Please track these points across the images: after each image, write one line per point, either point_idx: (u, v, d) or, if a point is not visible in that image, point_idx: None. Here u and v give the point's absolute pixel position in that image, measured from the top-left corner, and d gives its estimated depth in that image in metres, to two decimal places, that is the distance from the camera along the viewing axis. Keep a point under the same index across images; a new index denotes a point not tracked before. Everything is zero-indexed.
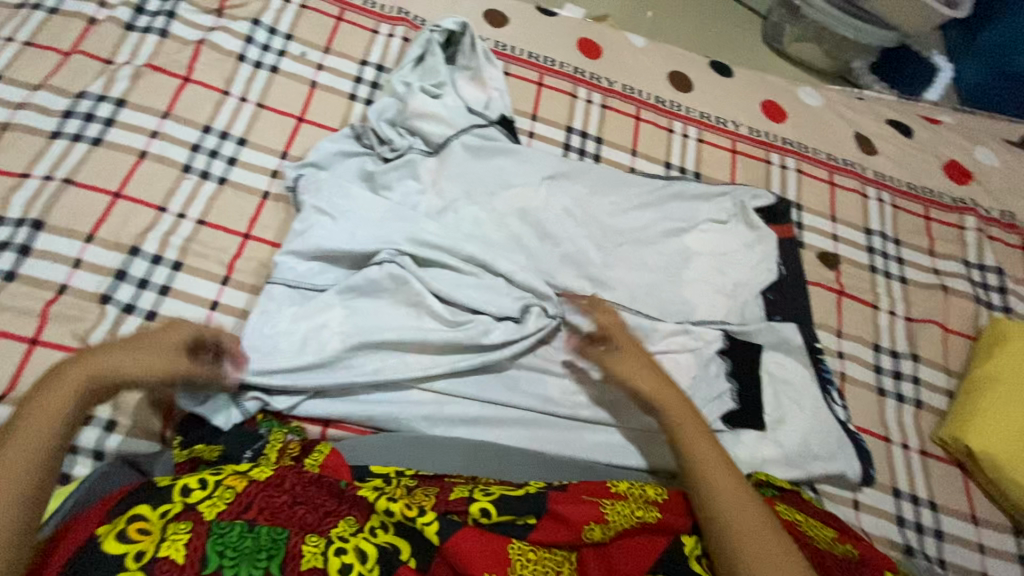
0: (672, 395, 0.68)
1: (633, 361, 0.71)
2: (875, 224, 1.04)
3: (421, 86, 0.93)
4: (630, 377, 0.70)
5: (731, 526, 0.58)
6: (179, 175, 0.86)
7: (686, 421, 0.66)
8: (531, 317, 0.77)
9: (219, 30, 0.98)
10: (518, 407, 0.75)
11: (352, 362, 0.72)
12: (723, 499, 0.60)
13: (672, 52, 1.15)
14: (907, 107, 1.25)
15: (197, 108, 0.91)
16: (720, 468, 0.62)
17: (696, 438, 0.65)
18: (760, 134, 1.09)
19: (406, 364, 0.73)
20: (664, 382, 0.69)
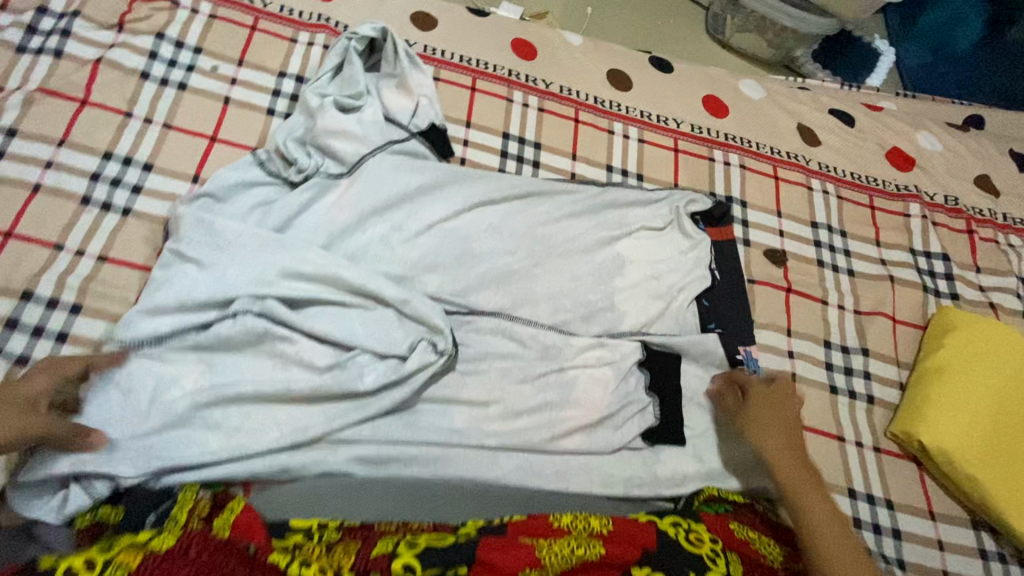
0: (794, 458, 0.74)
1: (760, 417, 0.78)
2: (821, 217, 1.02)
3: (338, 100, 0.88)
4: (760, 437, 0.76)
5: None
6: (78, 209, 0.79)
7: (803, 483, 0.72)
8: (415, 353, 0.73)
9: (120, 47, 0.90)
10: (453, 441, 0.71)
11: (211, 417, 0.67)
12: (837, 560, 0.64)
13: (610, 50, 1.12)
14: (848, 95, 1.25)
15: (98, 134, 0.84)
16: (835, 534, 0.67)
17: (811, 498, 0.70)
18: (704, 131, 1.06)
19: (290, 416, 0.69)
20: (788, 443, 0.76)
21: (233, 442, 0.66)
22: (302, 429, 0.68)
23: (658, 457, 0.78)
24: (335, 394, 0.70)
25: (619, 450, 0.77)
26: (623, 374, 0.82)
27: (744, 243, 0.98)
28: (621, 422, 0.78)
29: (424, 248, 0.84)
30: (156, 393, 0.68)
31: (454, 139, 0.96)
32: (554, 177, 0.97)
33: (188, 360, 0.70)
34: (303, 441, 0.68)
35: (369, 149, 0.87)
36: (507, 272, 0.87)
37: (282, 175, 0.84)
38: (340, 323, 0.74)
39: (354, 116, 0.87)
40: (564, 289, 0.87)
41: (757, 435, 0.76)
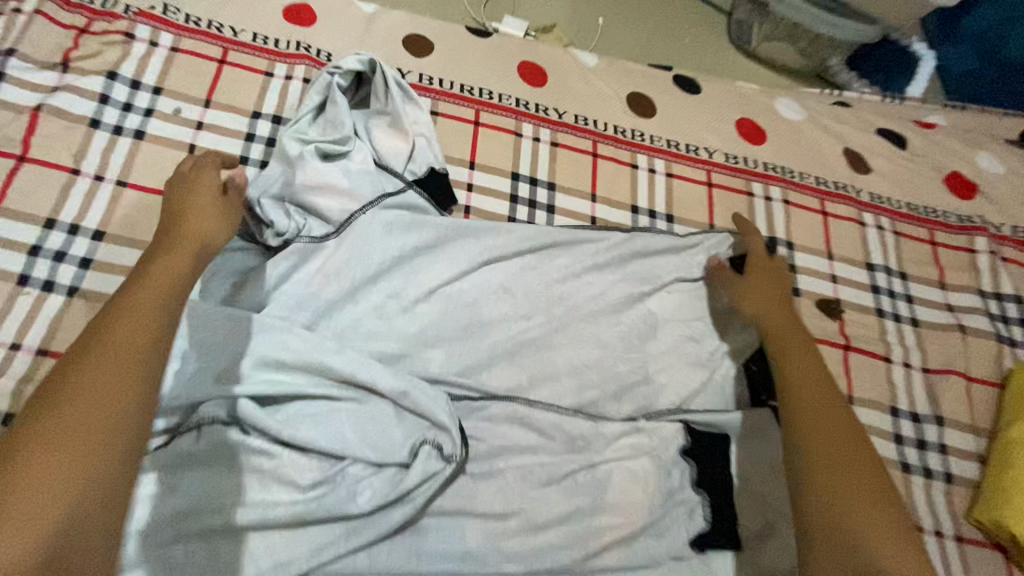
0: (788, 327, 0.74)
1: (756, 289, 0.77)
2: (877, 257, 0.90)
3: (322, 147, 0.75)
4: (746, 300, 0.77)
5: (812, 440, 0.63)
6: (14, 291, 0.67)
7: (791, 349, 0.71)
8: (419, 460, 0.61)
9: (65, 91, 0.77)
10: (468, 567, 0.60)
11: (170, 557, 0.55)
12: (805, 407, 0.66)
13: (628, 69, 0.99)
14: (893, 111, 1.12)
15: (38, 197, 0.71)
16: (809, 382, 0.68)
17: (796, 359, 0.70)
18: (739, 161, 0.93)
19: (269, 548, 0.57)
20: (780, 312, 0.75)
21: None
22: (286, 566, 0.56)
23: (710, 568, 0.66)
24: (323, 519, 0.58)
25: (664, 562, 0.65)
26: (664, 468, 0.70)
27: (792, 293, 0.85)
28: (664, 527, 0.67)
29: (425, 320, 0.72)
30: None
31: (456, 183, 0.84)
32: (572, 223, 0.84)
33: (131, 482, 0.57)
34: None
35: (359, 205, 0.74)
36: (523, 343, 0.74)
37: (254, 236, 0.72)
38: (326, 427, 0.61)
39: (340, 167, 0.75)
40: (591, 361, 0.75)
41: (745, 302, 0.76)
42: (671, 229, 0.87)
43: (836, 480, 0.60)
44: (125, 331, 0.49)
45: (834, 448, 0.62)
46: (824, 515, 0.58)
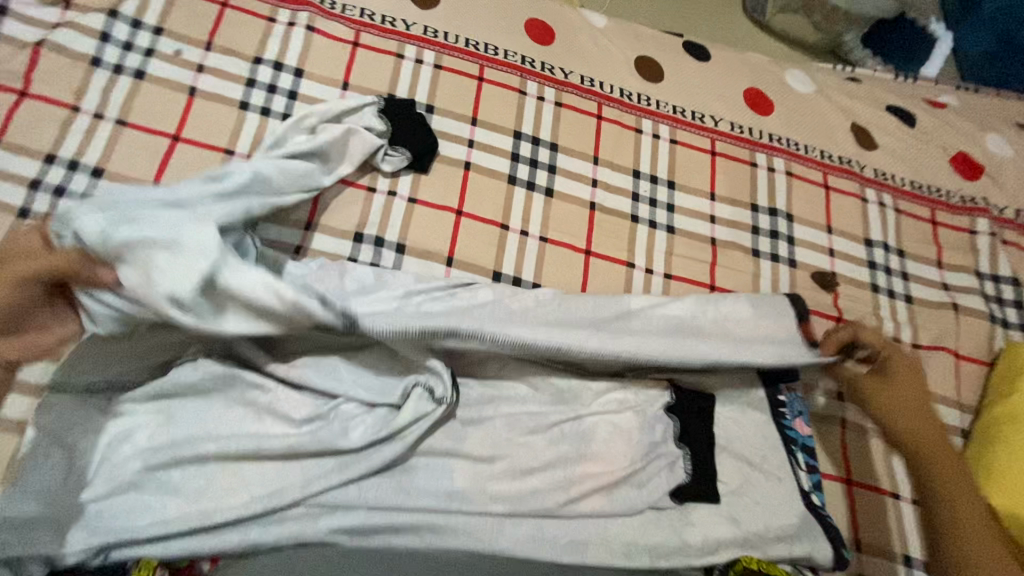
0: (930, 432, 0.71)
1: (894, 395, 0.72)
2: (876, 233, 0.90)
3: (253, 206, 0.66)
4: (886, 406, 0.72)
5: (944, 489, 0.68)
6: (14, 223, 0.67)
7: (911, 403, 0.72)
8: (412, 402, 0.63)
9: (66, 27, 0.76)
10: (441, 506, 0.62)
11: (169, 480, 0.57)
12: (961, 518, 0.66)
13: (638, 33, 0.97)
14: (905, 90, 1.10)
15: (37, 132, 0.71)
16: (965, 494, 0.67)
17: (948, 474, 0.68)
18: (744, 131, 0.92)
19: (263, 476, 0.59)
20: (930, 426, 0.71)
21: (197, 511, 0.56)
22: (278, 494, 0.58)
23: (688, 519, 0.68)
24: (315, 452, 0.60)
25: (646, 511, 0.67)
26: (650, 423, 0.71)
27: (788, 264, 0.85)
28: (647, 478, 0.68)
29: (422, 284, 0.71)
30: (105, 457, 0.58)
31: (458, 139, 0.83)
32: (573, 186, 0.85)
33: (141, 410, 0.60)
34: (275, 507, 0.58)
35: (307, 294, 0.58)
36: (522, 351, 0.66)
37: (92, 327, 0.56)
38: (320, 367, 0.64)
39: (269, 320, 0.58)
40: None
41: (884, 411, 0.72)
42: (671, 196, 0.87)
43: None
44: None
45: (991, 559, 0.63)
46: None
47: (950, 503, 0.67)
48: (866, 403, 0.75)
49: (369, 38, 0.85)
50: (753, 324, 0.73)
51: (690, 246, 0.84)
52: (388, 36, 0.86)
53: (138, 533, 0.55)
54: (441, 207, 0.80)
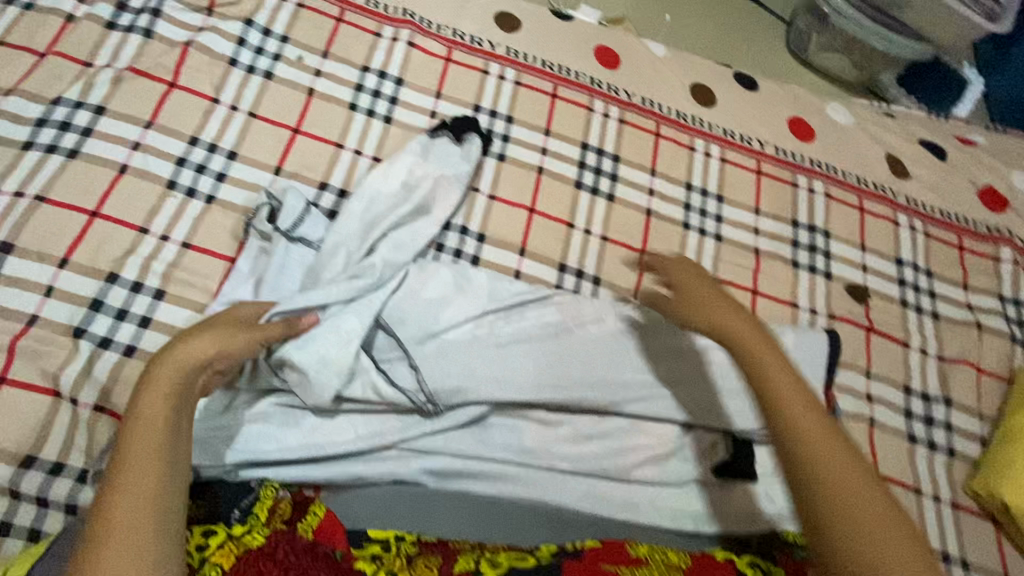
0: (746, 325, 0.62)
1: (708, 299, 0.66)
2: (906, 254, 0.98)
3: (338, 259, 0.75)
4: (710, 312, 0.64)
5: (808, 450, 0.51)
6: (163, 193, 0.79)
7: (765, 351, 0.59)
8: (492, 370, 0.72)
9: (208, 31, 0.89)
10: (513, 459, 0.71)
11: (290, 416, 0.68)
12: (807, 427, 0.53)
13: (694, 63, 1.08)
14: (938, 126, 1.19)
15: (184, 118, 0.84)
16: (800, 397, 0.55)
17: (778, 372, 0.57)
18: (787, 154, 1.02)
19: (367, 420, 0.69)
20: (751, 327, 0.62)
21: (312, 442, 0.67)
22: (378, 436, 0.68)
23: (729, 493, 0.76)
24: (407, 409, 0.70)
25: (691, 484, 0.75)
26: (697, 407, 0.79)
27: (824, 275, 0.94)
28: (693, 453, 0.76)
29: (497, 298, 0.78)
30: (233, 398, 0.68)
31: (533, 147, 0.94)
32: (631, 195, 0.94)
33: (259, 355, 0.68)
34: (375, 446, 0.68)
35: (409, 367, 0.70)
36: (587, 403, 0.74)
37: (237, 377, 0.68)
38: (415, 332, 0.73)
39: (376, 378, 0.69)
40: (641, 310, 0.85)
41: (700, 318, 0.64)
42: (720, 209, 0.96)
43: (841, 504, 0.48)
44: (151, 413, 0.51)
45: (845, 480, 0.49)
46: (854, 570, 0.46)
47: (807, 460, 0.51)
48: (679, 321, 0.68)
49: (459, 54, 0.97)
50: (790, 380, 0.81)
51: (736, 255, 0.93)
52: (475, 53, 0.98)
53: (267, 456, 0.65)
54: (516, 204, 0.90)
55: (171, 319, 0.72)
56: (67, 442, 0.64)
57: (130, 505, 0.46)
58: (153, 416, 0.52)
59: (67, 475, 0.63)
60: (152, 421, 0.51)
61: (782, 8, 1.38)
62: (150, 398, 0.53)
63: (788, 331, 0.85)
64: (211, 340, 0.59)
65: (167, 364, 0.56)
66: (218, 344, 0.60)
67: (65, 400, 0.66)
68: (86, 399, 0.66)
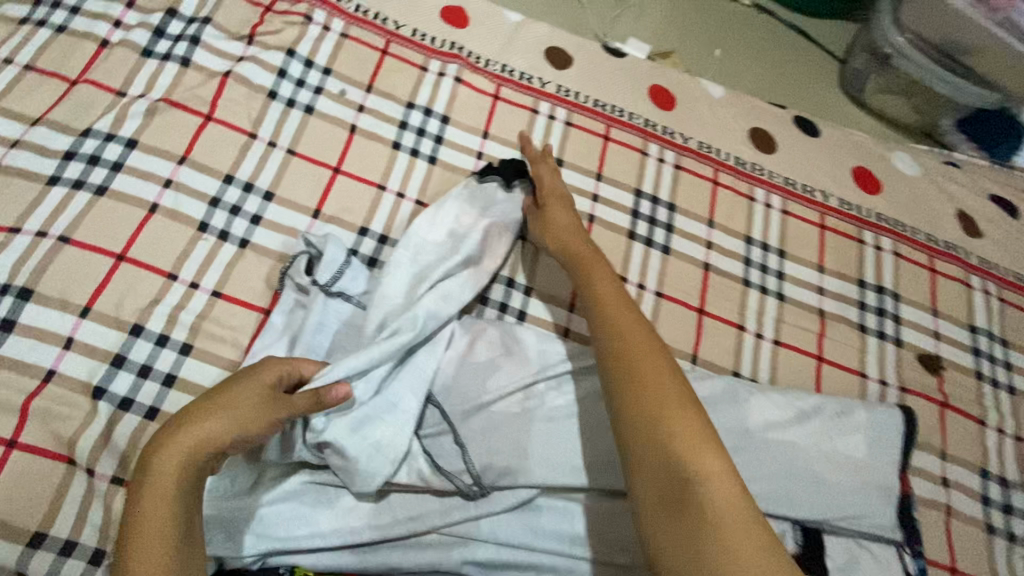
0: (581, 244, 0.73)
1: (556, 222, 0.76)
2: (980, 320, 0.91)
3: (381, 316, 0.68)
4: (555, 227, 0.75)
5: (618, 346, 0.60)
6: (194, 236, 0.74)
7: (628, 335, 0.61)
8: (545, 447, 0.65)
9: (248, 61, 0.85)
10: (564, 551, 0.64)
11: (324, 495, 0.62)
12: (616, 321, 0.62)
13: (753, 105, 1.02)
14: (1007, 178, 1.12)
15: (219, 154, 0.79)
16: (617, 298, 0.65)
17: (603, 282, 0.67)
18: (852, 207, 0.95)
19: (407, 501, 0.63)
20: (577, 238, 0.74)
21: (347, 527, 0.61)
22: (418, 520, 0.62)
23: None
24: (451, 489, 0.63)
25: None
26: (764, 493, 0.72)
27: (894, 342, 0.87)
28: None
29: (548, 364, 0.71)
30: (261, 472, 0.62)
31: (584, 192, 0.89)
32: (687, 247, 0.88)
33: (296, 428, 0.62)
34: (415, 531, 0.62)
35: (454, 443, 0.65)
36: None
37: (264, 450, 0.61)
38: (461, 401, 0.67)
39: (423, 464, 0.64)
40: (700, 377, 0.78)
41: (548, 237, 0.75)
42: (781, 265, 0.90)
43: (641, 383, 0.57)
44: (152, 515, 0.49)
45: (641, 358, 0.58)
46: (644, 439, 0.54)
47: (641, 442, 0.54)
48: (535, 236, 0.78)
49: (508, 92, 0.92)
50: (865, 464, 0.74)
51: (798, 316, 0.87)
52: (525, 91, 0.93)
53: (299, 542, 0.59)
54: None
55: (198, 377, 0.67)
56: (80, 516, 0.58)
57: None
58: (153, 534, 0.48)
59: (79, 555, 0.57)
60: (153, 537, 0.48)
61: (837, 45, 1.33)
62: (153, 507, 0.49)
63: (862, 408, 0.77)
64: (228, 424, 0.53)
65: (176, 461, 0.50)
66: (229, 426, 0.53)
67: (81, 468, 0.60)
68: (103, 467, 0.61)
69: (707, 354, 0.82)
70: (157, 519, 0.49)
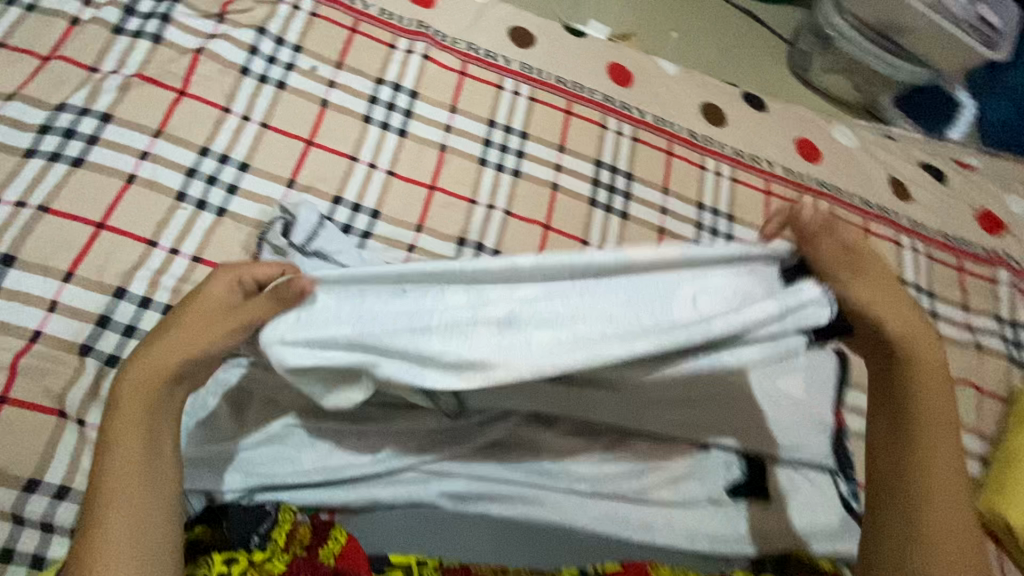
0: (909, 324, 0.60)
1: (876, 286, 0.60)
2: (909, 275, 1.00)
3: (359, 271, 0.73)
4: (877, 309, 0.59)
5: (931, 482, 0.56)
6: (172, 204, 0.77)
7: (942, 430, 0.58)
8: None
9: (220, 38, 0.87)
10: (529, 482, 0.70)
11: (306, 437, 0.66)
12: (934, 450, 0.57)
13: (705, 81, 1.09)
14: (937, 149, 1.21)
15: (194, 127, 0.82)
16: (941, 420, 0.58)
17: (928, 397, 0.59)
18: (795, 176, 1.03)
19: (383, 442, 0.68)
20: (913, 322, 0.60)
21: (330, 465, 0.65)
22: (397, 458, 0.67)
23: (742, 514, 0.76)
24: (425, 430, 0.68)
25: (705, 505, 0.76)
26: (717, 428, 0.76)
27: None
28: (705, 474, 0.77)
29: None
30: (246, 418, 0.66)
31: (547, 163, 0.94)
32: (645, 213, 0.95)
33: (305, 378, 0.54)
34: (395, 468, 0.67)
35: None
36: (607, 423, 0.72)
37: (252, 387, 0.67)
38: None
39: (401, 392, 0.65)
40: None
41: (868, 302, 0.59)
42: (731, 228, 0.97)
43: (944, 528, 0.55)
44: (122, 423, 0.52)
45: (948, 498, 0.56)
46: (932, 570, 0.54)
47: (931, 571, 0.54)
48: (848, 294, 0.59)
49: (474, 69, 0.97)
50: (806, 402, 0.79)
51: None
52: (491, 68, 0.98)
53: (287, 477, 0.64)
54: (532, 221, 0.90)
55: None
56: (72, 464, 0.62)
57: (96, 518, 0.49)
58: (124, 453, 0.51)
59: (73, 500, 0.61)
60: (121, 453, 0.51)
61: (785, 28, 1.41)
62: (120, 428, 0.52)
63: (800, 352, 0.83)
64: (190, 334, 0.55)
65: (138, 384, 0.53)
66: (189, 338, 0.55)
67: (71, 420, 0.63)
68: (92, 419, 0.64)
69: None
70: (127, 422, 0.52)
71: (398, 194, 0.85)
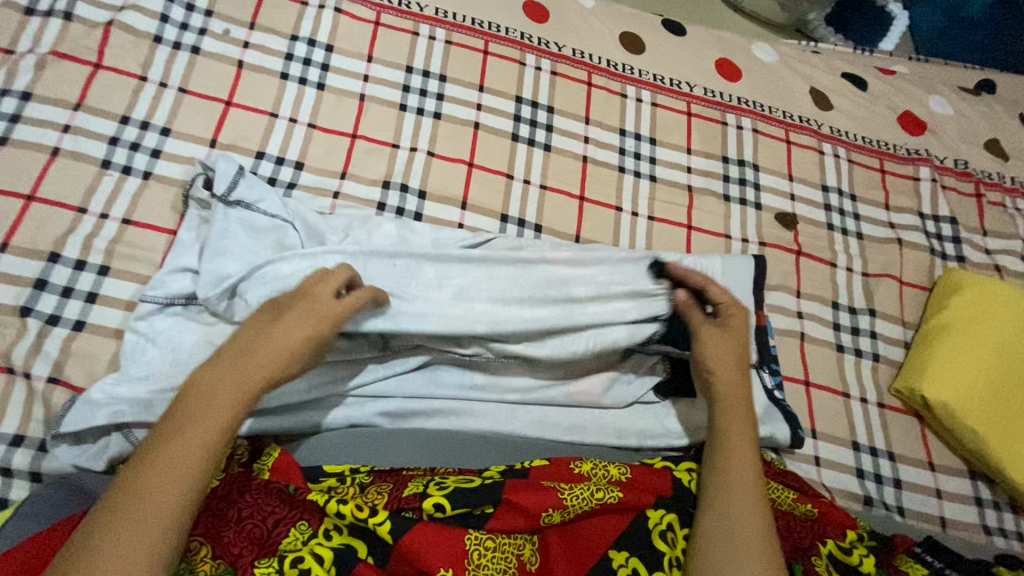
0: (738, 383, 0.72)
1: (724, 348, 0.73)
2: (831, 180, 1.03)
3: (279, 216, 0.77)
4: (717, 360, 0.72)
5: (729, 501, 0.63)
6: (99, 172, 0.80)
7: (740, 442, 0.68)
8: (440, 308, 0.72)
9: (131, 10, 0.89)
10: (459, 396, 0.74)
11: None
12: (735, 480, 0.64)
13: (622, 12, 1.10)
14: (862, 58, 1.23)
15: (113, 98, 0.84)
16: (746, 457, 0.66)
17: (741, 439, 0.68)
18: (715, 95, 1.06)
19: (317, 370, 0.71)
20: (741, 381, 0.72)
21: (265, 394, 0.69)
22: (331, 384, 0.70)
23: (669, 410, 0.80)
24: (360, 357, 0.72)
25: (633, 404, 0.79)
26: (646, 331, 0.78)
27: (754, 207, 0.99)
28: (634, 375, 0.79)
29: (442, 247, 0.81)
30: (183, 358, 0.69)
31: (468, 103, 0.96)
32: (568, 143, 0.98)
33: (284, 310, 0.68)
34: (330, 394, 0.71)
35: None
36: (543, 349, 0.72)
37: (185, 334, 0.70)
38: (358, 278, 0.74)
39: None
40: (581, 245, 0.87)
41: (712, 359, 0.72)
42: (653, 151, 1.00)
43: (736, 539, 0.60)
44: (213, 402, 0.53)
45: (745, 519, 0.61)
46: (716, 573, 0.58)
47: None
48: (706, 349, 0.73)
49: (388, 18, 0.98)
50: None
51: (670, 193, 0.98)
52: (405, 16, 0.99)
53: None
54: (455, 159, 0.92)
55: (118, 293, 0.74)
56: (27, 414, 0.67)
57: (158, 493, 0.48)
58: (187, 455, 0.50)
59: (29, 446, 0.66)
60: (192, 450, 0.51)
61: None
62: (196, 425, 0.52)
63: (719, 257, 0.88)
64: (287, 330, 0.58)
65: (228, 386, 0.54)
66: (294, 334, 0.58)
67: (21, 375, 0.68)
68: (40, 372, 0.69)
69: (589, 233, 0.93)
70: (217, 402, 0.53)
71: (321, 144, 0.88)
